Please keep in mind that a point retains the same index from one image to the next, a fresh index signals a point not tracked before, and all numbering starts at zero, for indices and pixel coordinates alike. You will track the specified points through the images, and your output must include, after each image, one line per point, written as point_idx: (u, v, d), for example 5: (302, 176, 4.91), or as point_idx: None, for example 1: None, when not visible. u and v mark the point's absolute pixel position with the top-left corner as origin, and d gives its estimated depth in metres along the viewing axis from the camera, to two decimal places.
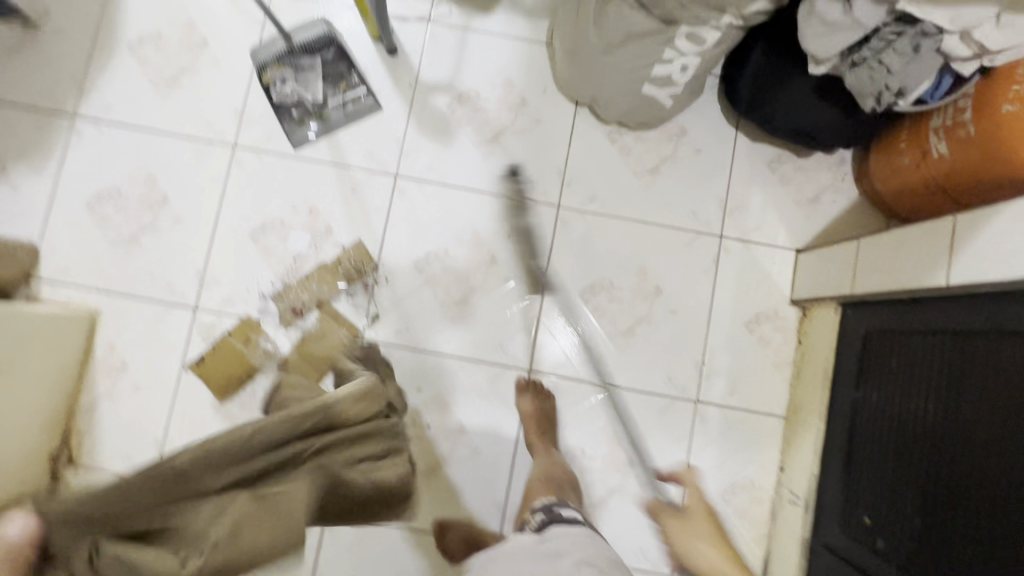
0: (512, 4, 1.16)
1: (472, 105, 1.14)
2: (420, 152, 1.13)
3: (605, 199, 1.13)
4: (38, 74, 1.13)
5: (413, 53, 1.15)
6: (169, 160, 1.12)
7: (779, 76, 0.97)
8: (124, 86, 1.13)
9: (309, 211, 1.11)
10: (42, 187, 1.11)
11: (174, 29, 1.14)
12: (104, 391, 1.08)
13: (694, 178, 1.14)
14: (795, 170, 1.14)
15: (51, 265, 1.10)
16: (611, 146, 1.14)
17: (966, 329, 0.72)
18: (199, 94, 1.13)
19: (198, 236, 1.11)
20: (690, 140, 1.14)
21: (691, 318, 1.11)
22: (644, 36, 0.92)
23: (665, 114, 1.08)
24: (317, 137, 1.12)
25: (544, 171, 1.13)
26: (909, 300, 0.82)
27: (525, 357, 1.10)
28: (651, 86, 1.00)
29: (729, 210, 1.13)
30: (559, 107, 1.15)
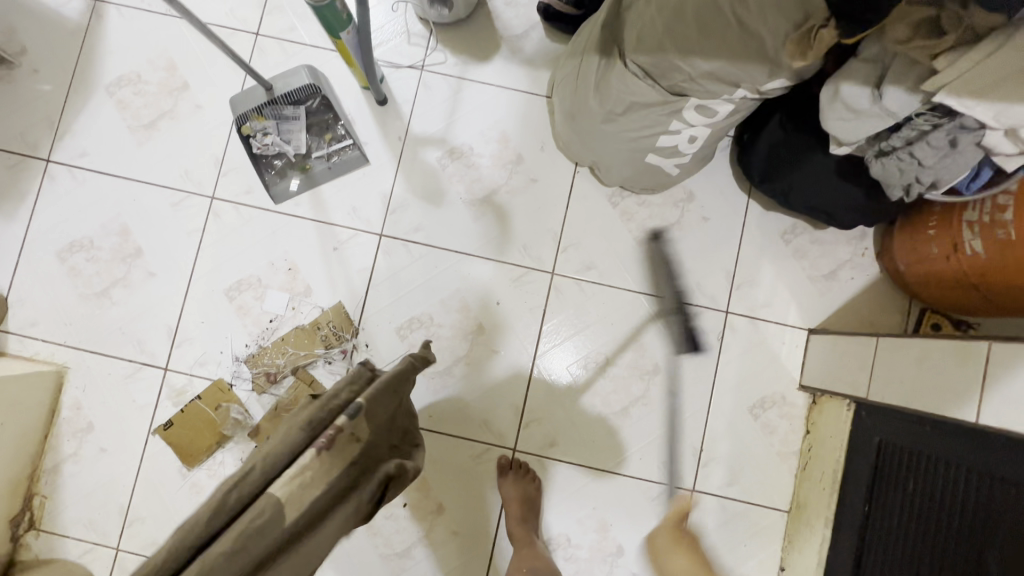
0: (512, 52, 1.08)
1: (465, 160, 1.07)
2: (408, 210, 1.06)
3: (604, 268, 1.05)
4: (14, 115, 1.08)
5: (404, 103, 1.08)
6: (145, 210, 1.06)
7: (798, 150, 0.89)
8: (103, 131, 1.08)
9: (288, 269, 1.05)
10: (13, 234, 1.06)
11: (155, 71, 1.08)
12: (68, 453, 1.03)
13: (700, 248, 1.05)
14: (810, 243, 1.05)
15: (18, 317, 1.05)
16: (612, 210, 1.06)
17: (999, 474, 0.63)
18: (178, 141, 1.07)
19: (171, 291, 1.05)
20: (697, 207, 1.05)
21: (692, 400, 1.03)
22: (649, 107, 0.84)
23: (671, 180, 1.00)
24: (300, 191, 1.06)
25: (539, 234, 1.06)
26: (933, 421, 0.73)
27: (511, 434, 1.03)
28: (656, 155, 0.93)
29: (738, 284, 1.05)
30: (557, 165, 1.07)
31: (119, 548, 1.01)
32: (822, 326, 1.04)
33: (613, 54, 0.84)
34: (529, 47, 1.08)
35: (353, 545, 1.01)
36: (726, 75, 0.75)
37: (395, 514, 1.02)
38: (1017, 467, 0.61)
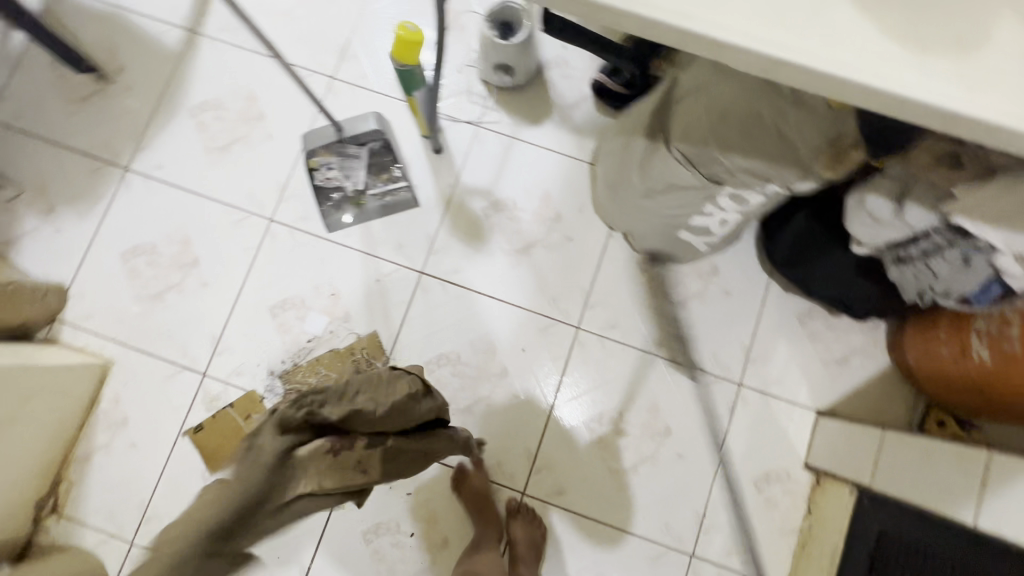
0: (562, 120, 1.17)
1: (508, 213, 1.15)
2: (449, 252, 1.13)
3: (627, 328, 1.11)
4: (102, 125, 1.18)
5: (458, 154, 1.16)
6: (207, 223, 1.15)
7: (821, 244, 0.95)
8: (181, 148, 1.17)
9: (331, 294, 1.12)
10: (84, 232, 1.15)
11: (235, 100, 1.19)
12: (100, 444, 1.08)
13: (720, 320, 1.11)
14: (825, 328, 1.10)
15: (75, 310, 1.12)
16: (640, 274, 1.12)
17: None
18: (247, 165, 1.16)
19: (220, 301, 1.12)
20: (720, 281, 1.12)
21: (698, 466, 1.07)
22: (687, 190, 0.91)
23: (699, 255, 1.07)
24: (351, 223, 1.14)
25: (569, 289, 1.12)
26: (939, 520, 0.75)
27: (521, 477, 1.07)
28: (688, 232, 1.00)
29: (752, 359, 1.10)
30: (593, 227, 1.14)
31: (133, 542, 1.05)
32: (831, 409, 1.08)
33: (659, 139, 0.92)
34: (578, 117, 1.17)
35: (357, 569, 1.04)
36: (762, 173, 0.82)
37: (401, 542, 1.05)
38: None
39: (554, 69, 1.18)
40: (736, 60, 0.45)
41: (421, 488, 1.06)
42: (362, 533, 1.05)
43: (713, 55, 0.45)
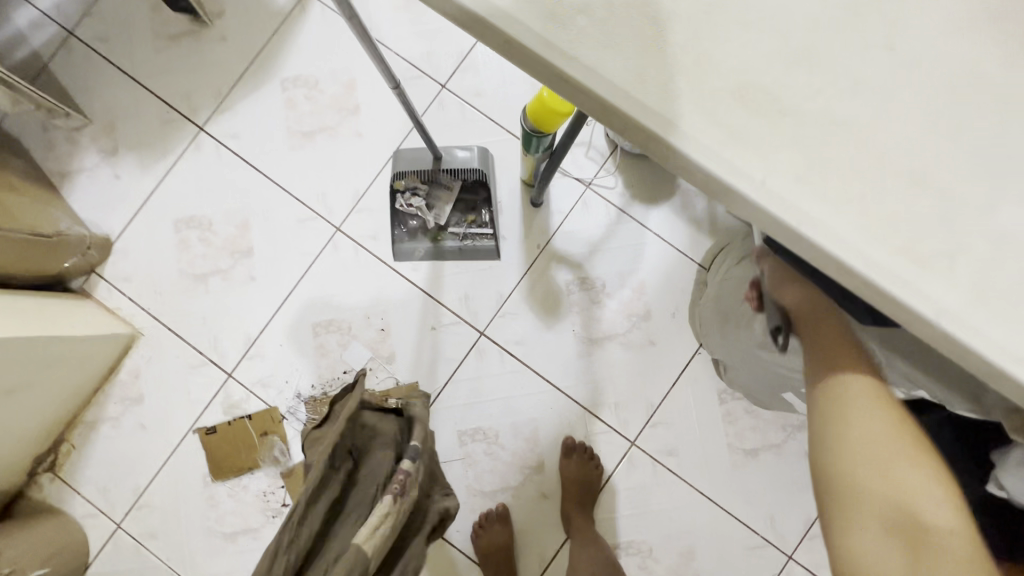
0: (683, 206, 1.02)
1: (593, 294, 1.02)
2: (518, 320, 1.02)
3: (685, 459, 0.99)
4: (187, 73, 1.07)
5: (557, 213, 1.03)
6: (270, 213, 1.04)
7: None
8: (262, 121, 1.06)
9: (381, 328, 1.02)
10: (143, 186, 1.06)
11: (332, 84, 1.06)
12: (110, 414, 1.02)
13: (790, 481, 0.98)
14: None
15: (116, 267, 1.05)
16: (717, 405, 1.00)
17: None
18: (327, 161, 1.05)
19: (263, 302, 1.03)
20: (803, 440, 0.99)
21: None
22: None
23: (795, 411, 0.94)
24: (422, 258, 1.03)
25: (635, 398, 1.00)
26: None
27: None
28: (794, 393, 0.87)
29: (812, 534, 0.98)
30: (681, 337, 1.01)
31: (120, 524, 1.01)
32: None
33: None
34: (702, 208, 1.02)
35: None
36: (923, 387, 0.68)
37: None
38: None
39: None
40: None
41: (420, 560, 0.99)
42: None
43: None
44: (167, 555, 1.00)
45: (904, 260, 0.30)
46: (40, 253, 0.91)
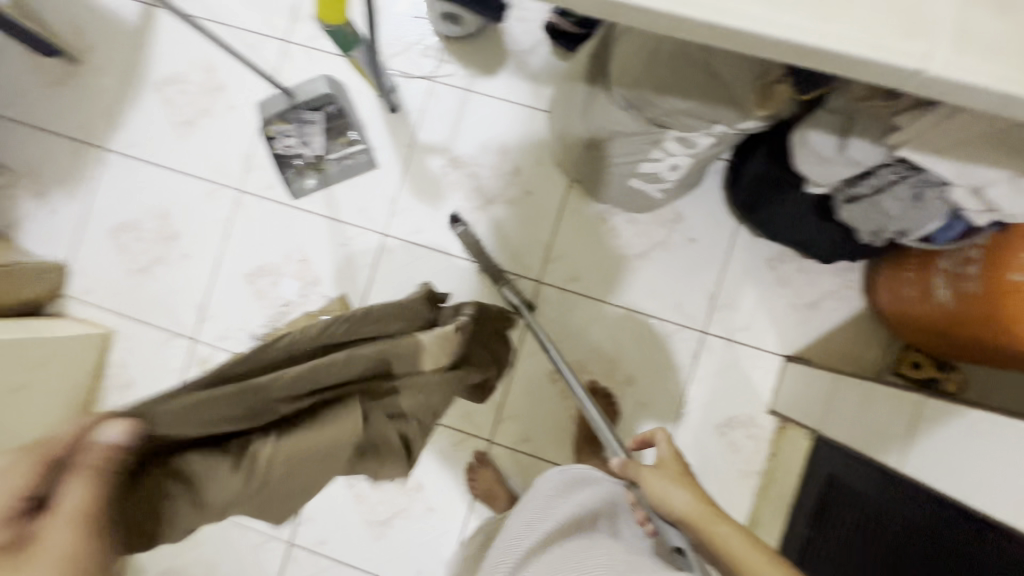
0: (517, 67, 1.12)
1: (466, 169, 1.14)
2: (410, 214, 1.15)
3: (588, 281, 1.11)
4: (79, 109, 1.24)
5: (414, 113, 1.15)
6: (183, 198, 1.20)
7: (777, 186, 0.90)
8: (150, 126, 1.22)
9: (300, 260, 1.17)
10: (76, 211, 1.23)
11: (195, 72, 1.20)
12: (112, 403, 1.20)
13: (683, 269, 1.09)
14: (795, 272, 1.06)
15: (77, 285, 1.22)
16: (602, 227, 1.11)
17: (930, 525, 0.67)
18: (212, 136, 1.19)
19: (201, 272, 1.19)
20: (685, 229, 1.09)
21: (660, 413, 1.09)
22: (630, 134, 0.88)
23: (659, 203, 1.04)
24: (314, 188, 1.16)
25: (529, 244, 1.12)
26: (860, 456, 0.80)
27: (489, 427, 1.12)
28: (639, 180, 0.97)
29: (718, 306, 1.08)
30: (552, 179, 1.12)
31: None
32: (800, 354, 1.06)
33: (601, 83, 0.88)
34: (535, 63, 1.12)
35: (341, 510, 1.14)
36: (698, 113, 0.78)
37: (379, 485, 1.14)
38: (951, 529, 0.64)
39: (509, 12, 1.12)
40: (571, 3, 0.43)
41: None
42: (344, 478, 1.15)
43: None
44: None
45: None
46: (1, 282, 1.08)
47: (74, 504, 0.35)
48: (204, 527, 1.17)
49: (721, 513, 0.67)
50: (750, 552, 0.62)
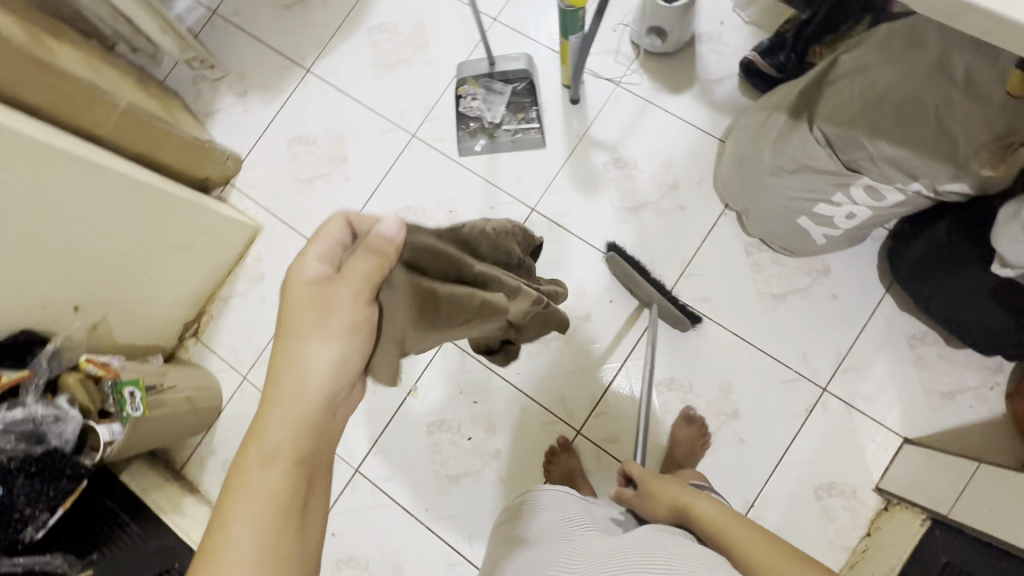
0: (702, 93, 1.18)
1: (627, 172, 1.19)
2: (562, 197, 1.20)
3: (717, 305, 1.11)
4: (296, 31, 1.38)
5: (592, 108, 1.22)
6: (361, 129, 1.31)
7: (954, 260, 0.90)
8: (353, 61, 1.34)
9: (449, 211, 1.23)
10: (265, 115, 1.36)
11: (407, 26, 1.33)
12: (239, 290, 1.28)
13: (818, 321, 1.08)
14: (936, 356, 1.04)
15: (245, 178, 1.34)
16: (744, 259, 1.12)
17: None
18: (404, 83, 1.31)
19: (356, 197, 1.28)
20: (829, 283, 1.09)
21: (758, 456, 1.05)
22: (818, 172, 0.90)
23: (814, 249, 1.05)
24: (481, 151, 1.24)
25: (668, 255, 1.14)
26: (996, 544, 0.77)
27: (580, 417, 1.13)
28: (808, 220, 0.99)
29: (845, 368, 1.06)
30: (707, 201, 1.15)
31: (246, 377, 1.25)
32: (921, 440, 1.02)
33: (803, 118, 0.91)
34: (720, 93, 1.18)
35: (414, 453, 1.17)
36: (909, 165, 0.79)
37: (457, 440, 1.16)
38: None
39: (708, 44, 1.19)
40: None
41: (487, 400, 1.16)
42: (427, 424, 1.17)
43: None
44: None
45: None
46: (195, 153, 1.20)
47: (352, 273, 0.49)
48: None
49: (740, 516, 0.60)
50: (720, 515, 0.61)
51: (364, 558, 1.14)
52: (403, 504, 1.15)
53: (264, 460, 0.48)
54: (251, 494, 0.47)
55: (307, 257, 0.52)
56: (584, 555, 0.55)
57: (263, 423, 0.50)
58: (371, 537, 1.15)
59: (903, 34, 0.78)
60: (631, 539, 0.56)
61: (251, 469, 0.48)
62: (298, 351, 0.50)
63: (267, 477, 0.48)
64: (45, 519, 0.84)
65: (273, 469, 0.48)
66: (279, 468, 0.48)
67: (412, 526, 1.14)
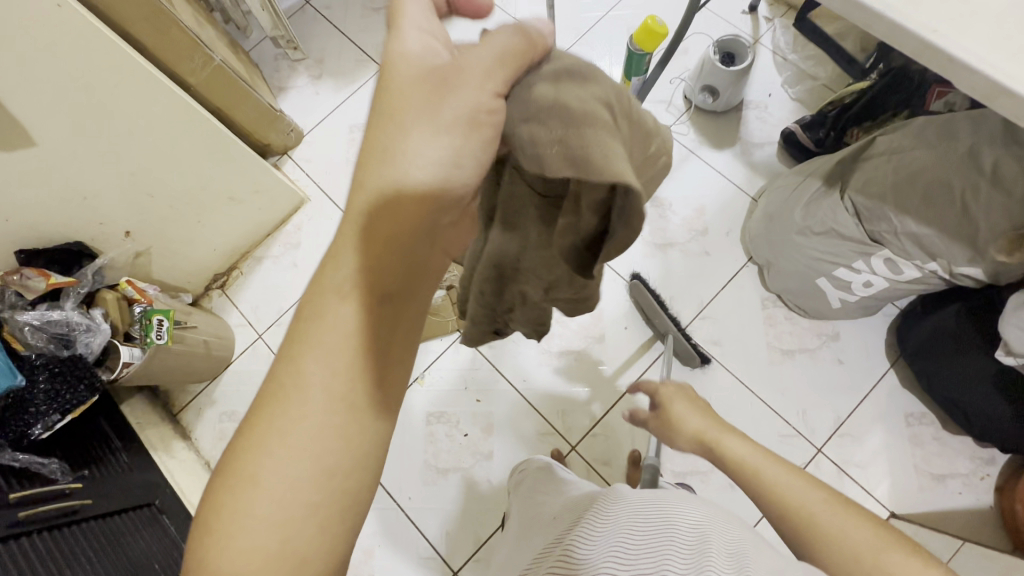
0: (742, 153, 1.27)
1: (661, 210, 1.25)
2: None
3: (727, 350, 1.15)
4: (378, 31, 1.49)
5: None
6: None
7: (959, 343, 0.94)
8: None
9: None
10: (333, 99, 1.44)
11: None
12: (273, 253, 1.33)
13: (822, 383, 1.11)
14: (931, 438, 1.06)
15: (302, 152, 1.41)
16: (759, 311, 1.17)
17: None
18: None
19: None
20: (837, 349, 1.13)
21: (747, 505, 1.06)
22: (843, 237, 0.96)
23: (829, 312, 1.10)
24: None
25: (688, 295, 1.19)
26: None
27: (577, 433, 1.15)
28: (827, 282, 1.04)
29: (841, 433, 1.08)
30: (732, 252, 1.21)
31: (261, 335, 1.28)
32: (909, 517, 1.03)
33: (836, 186, 0.98)
34: (758, 156, 1.26)
35: (409, 439, 1.18)
36: (930, 245, 0.86)
37: (453, 434, 1.17)
38: None
39: (753, 111, 1.29)
40: (964, 80, 0.54)
41: (490, 401, 1.19)
42: (427, 413, 1.19)
43: (944, 72, 0.54)
44: None
45: None
46: (266, 119, 1.28)
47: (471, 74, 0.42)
48: None
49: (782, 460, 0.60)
50: (752, 452, 0.61)
51: None
52: (387, 488, 1.15)
53: (337, 294, 0.45)
54: (326, 331, 0.45)
55: (407, 35, 0.44)
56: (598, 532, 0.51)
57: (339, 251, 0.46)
58: None
59: (938, 124, 0.85)
60: (644, 517, 0.52)
61: (325, 297, 0.45)
62: (385, 174, 0.44)
63: (340, 311, 0.45)
64: (54, 421, 0.86)
65: (349, 308, 0.45)
66: (349, 304, 0.45)
67: (393, 512, 1.14)
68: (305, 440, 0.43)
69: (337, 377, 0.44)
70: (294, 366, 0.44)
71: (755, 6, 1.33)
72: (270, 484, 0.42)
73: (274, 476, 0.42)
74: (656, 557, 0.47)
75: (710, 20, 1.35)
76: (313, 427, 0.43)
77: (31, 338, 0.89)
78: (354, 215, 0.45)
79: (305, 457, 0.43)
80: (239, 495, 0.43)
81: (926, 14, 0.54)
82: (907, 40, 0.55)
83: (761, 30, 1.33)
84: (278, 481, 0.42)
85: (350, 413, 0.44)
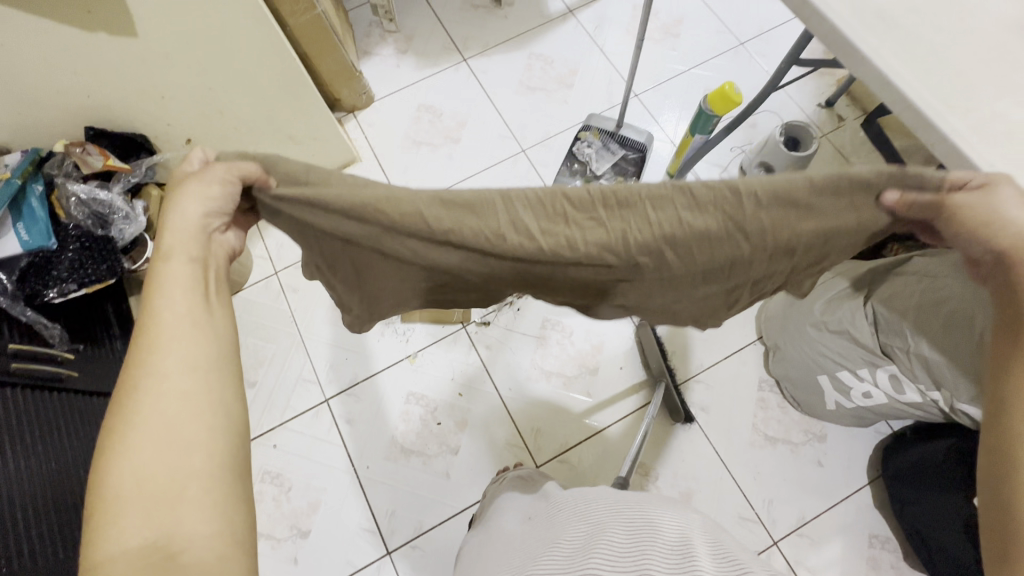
0: None
1: None
2: None
3: (712, 418, 1.15)
4: (471, 26, 1.54)
5: None
6: (484, 124, 1.44)
7: (942, 480, 0.94)
8: (505, 70, 1.49)
9: None
10: (412, 75, 1.50)
11: (562, 66, 1.49)
12: None
13: (797, 480, 1.10)
14: (889, 565, 1.04)
15: (368, 115, 1.46)
16: (755, 391, 1.17)
17: None
18: (538, 108, 1.45)
19: (451, 173, 1.39)
20: (820, 450, 1.12)
21: None
22: (853, 342, 0.98)
23: (822, 411, 1.09)
24: None
25: (689, 354, 1.20)
26: None
27: (546, 455, 1.15)
28: (829, 382, 1.04)
29: (801, 533, 1.07)
30: (746, 327, 1.22)
31: (277, 272, 1.31)
32: None
33: (862, 290, 0.98)
34: None
35: (385, 411, 1.20)
36: (938, 373, 0.86)
37: (427, 420, 1.19)
38: None
39: None
40: None
41: (470, 397, 1.20)
42: (409, 392, 1.21)
43: None
44: (295, 308, 1.28)
45: (940, 104, 0.58)
46: (345, 77, 1.34)
47: None
48: (284, 333, 1.26)
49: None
50: None
51: (289, 481, 1.15)
52: (350, 452, 1.17)
53: (155, 434, 0.45)
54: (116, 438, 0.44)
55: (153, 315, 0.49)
56: (574, 549, 0.50)
57: (116, 427, 0.45)
58: (306, 468, 1.16)
59: None
60: (619, 524, 0.52)
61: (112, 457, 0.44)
62: (159, 348, 0.47)
63: (167, 413, 0.45)
64: (70, 290, 0.90)
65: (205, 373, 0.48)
66: (188, 405, 0.46)
67: (349, 477, 1.15)
68: (178, 469, 0.44)
69: (236, 446, 0.48)
70: (113, 445, 0.44)
71: (833, 101, 1.36)
72: (115, 528, 0.42)
73: (135, 480, 0.43)
74: (638, 560, 0.46)
75: (785, 104, 1.38)
76: (146, 461, 0.44)
77: (73, 210, 0.94)
78: (136, 424, 0.45)
79: (135, 510, 0.42)
80: (101, 522, 0.42)
81: (988, 150, 0.56)
82: (964, 167, 0.57)
83: (830, 126, 1.36)
84: (131, 471, 0.43)
85: (148, 501, 0.43)
